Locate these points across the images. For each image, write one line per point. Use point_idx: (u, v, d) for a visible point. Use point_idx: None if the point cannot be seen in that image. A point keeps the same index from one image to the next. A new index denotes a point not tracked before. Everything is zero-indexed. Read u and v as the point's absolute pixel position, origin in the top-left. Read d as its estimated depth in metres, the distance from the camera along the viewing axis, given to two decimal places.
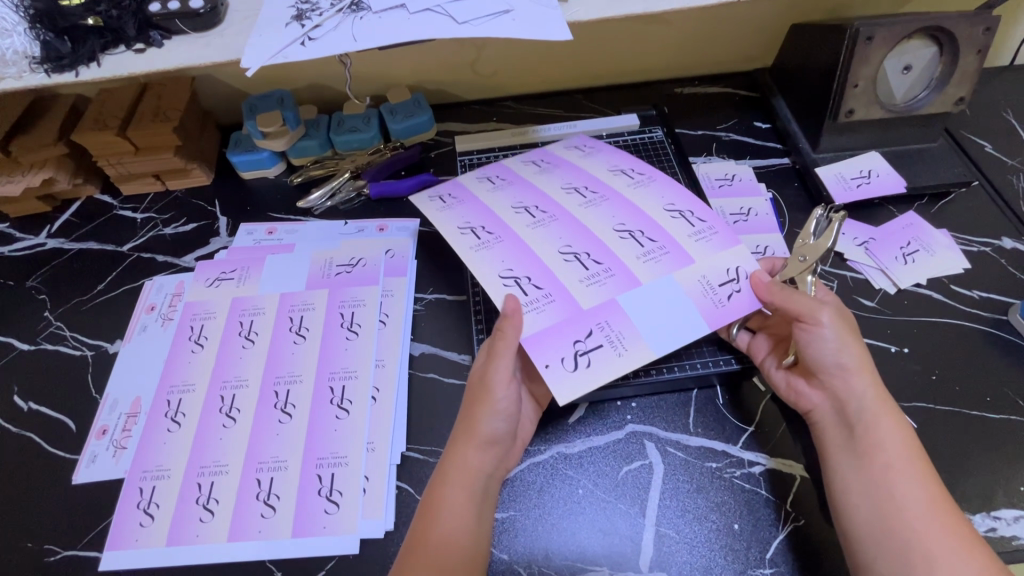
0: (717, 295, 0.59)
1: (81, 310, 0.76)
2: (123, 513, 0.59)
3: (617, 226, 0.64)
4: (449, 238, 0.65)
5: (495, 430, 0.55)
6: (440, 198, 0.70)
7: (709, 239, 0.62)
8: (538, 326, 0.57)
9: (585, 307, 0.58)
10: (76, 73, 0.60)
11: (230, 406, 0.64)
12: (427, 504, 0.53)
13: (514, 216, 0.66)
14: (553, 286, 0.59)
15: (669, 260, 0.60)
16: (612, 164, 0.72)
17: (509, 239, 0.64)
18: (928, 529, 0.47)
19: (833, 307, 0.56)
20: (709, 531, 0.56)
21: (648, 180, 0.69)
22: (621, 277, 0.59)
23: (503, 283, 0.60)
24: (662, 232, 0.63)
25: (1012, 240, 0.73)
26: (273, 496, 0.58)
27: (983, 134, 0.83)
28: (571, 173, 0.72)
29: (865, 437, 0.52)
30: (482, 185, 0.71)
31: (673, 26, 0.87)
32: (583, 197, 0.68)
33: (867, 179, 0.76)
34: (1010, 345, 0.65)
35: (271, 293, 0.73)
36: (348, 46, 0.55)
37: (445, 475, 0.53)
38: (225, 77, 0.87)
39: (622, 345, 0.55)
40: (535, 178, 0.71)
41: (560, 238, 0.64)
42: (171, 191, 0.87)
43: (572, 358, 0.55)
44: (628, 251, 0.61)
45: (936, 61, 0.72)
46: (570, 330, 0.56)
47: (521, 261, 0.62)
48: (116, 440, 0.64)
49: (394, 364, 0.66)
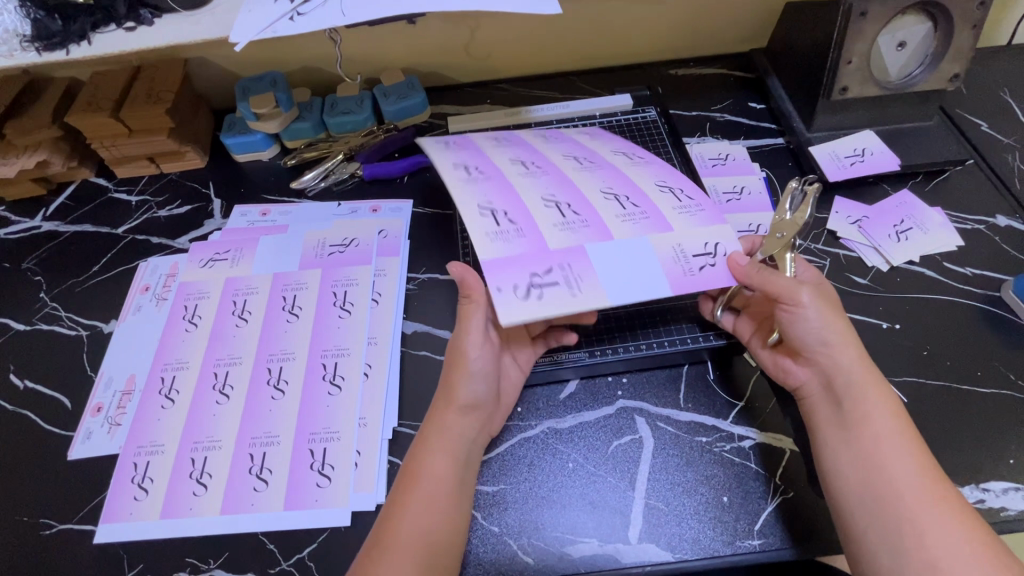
0: (689, 264, 0.58)
1: (76, 291, 0.76)
2: (118, 487, 0.59)
3: (604, 190, 0.64)
4: (440, 169, 0.65)
5: (473, 394, 0.56)
6: (442, 142, 0.71)
7: (695, 215, 0.62)
8: (501, 253, 0.56)
9: (553, 247, 0.57)
10: (66, 51, 0.60)
11: (223, 383, 0.65)
12: (408, 471, 0.53)
13: (509, 167, 0.66)
14: (526, 223, 0.59)
15: (648, 224, 0.60)
16: (615, 146, 0.73)
17: (496, 181, 0.63)
18: (917, 498, 0.47)
19: (813, 286, 0.55)
20: (698, 504, 0.56)
21: (646, 161, 0.69)
22: (595, 229, 0.59)
23: (479, 212, 0.59)
24: (648, 201, 0.63)
25: (1006, 217, 0.73)
26: (265, 470, 0.59)
27: (979, 113, 0.83)
28: (574, 146, 0.72)
29: (853, 409, 0.52)
30: (486, 141, 0.72)
31: (668, 6, 0.86)
32: (580, 163, 0.68)
33: (861, 157, 0.76)
34: (1002, 322, 0.65)
35: (263, 273, 0.73)
36: (337, 21, 0.55)
37: (428, 441, 0.54)
38: (218, 59, 0.87)
39: (578, 287, 0.54)
40: (538, 145, 0.71)
41: (547, 188, 0.63)
42: (166, 174, 0.87)
43: (526, 287, 0.53)
44: (610, 211, 0.61)
45: (931, 37, 0.71)
46: (531, 263, 0.55)
47: (502, 198, 0.61)
48: (111, 417, 0.65)
49: (387, 342, 0.67)
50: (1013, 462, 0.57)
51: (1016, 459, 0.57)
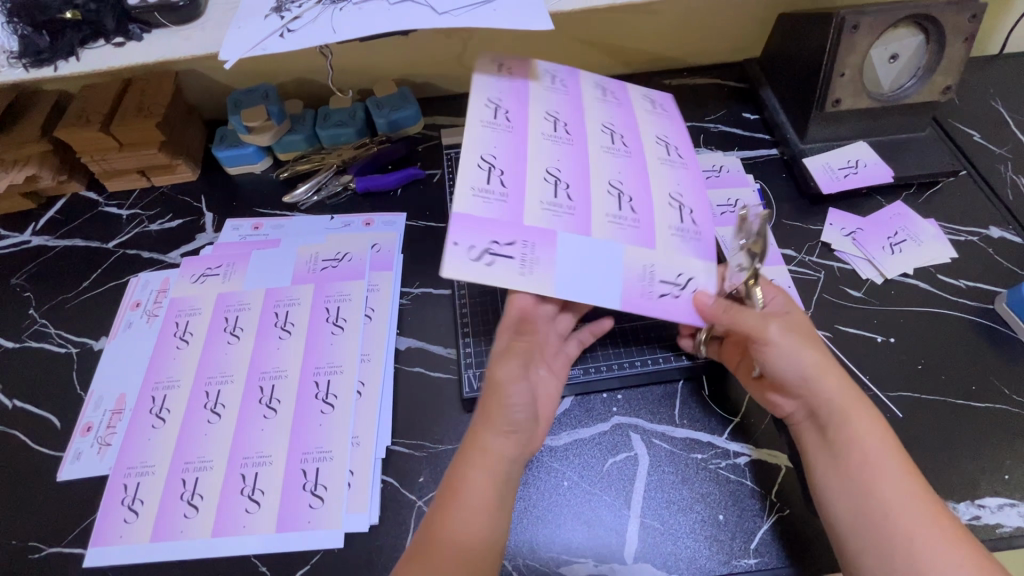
0: (651, 288, 0.56)
1: (65, 308, 0.76)
2: (108, 510, 0.59)
3: (613, 182, 0.61)
4: (469, 97, 0.61)
5: (514, 418, 0.53)
6: (501, 69, 0.64)
7: (686, 242, 0.60)
8: (475, 210, 0.54)
9: (526, 222, 0.55)
10: (54, 68, 0.59)
11: (214, 402, 0.64)
12: (447, 486, 0.50)
13: (538, 119, 0.62)
14: (516, 189, 0.57)
15: (633, 234, 0.58)
16: (661, 131, 0.67)
17: (518, 134, 0.60)
18: (913, 523, 0.47)
19: (782, 320, 0.55)
20: (694, 522, 0.56)
21: (681, 165, 0.65)
22: (578, 220, 0.57)
23: (478, 163, 0.57)
24: (648, 211, 0.60)
25: (999, 229, 0.73)
26: (257, 491, 0.58)
27: (972, 124, 0.83)
28: (622, 117, 0.66)
29: (840, 433, 0.51)
30: (544, 81, 0.65)
31: (661, 17, 0.86)
32: (612, 142, 0.64)
33: (855, 169, 0.76)
34: (996, 335, 0.65)
35: (255, 289, 0.72)
36: (327, 38, 0.54)
37: (468, 454, 0.51)
38: (209, 71, 0.86)
39: (531, 267, 0.54)
40: (590, 102, 0.66)
41: (559, 159, 0.60)
42: (157, 187, 0.86)
43: (481, 250, 0.53)
44: (604, 207, 0.59)
45: (923, 50, 0.71)
46: (498, 229, 0.54)
47: (509, 154, 0.59)
48: (101, 437, 0.64)
49: (380, 359, 0.66)
50: (1008, 477, 0.57)
51: (1011, 474, 0.57)
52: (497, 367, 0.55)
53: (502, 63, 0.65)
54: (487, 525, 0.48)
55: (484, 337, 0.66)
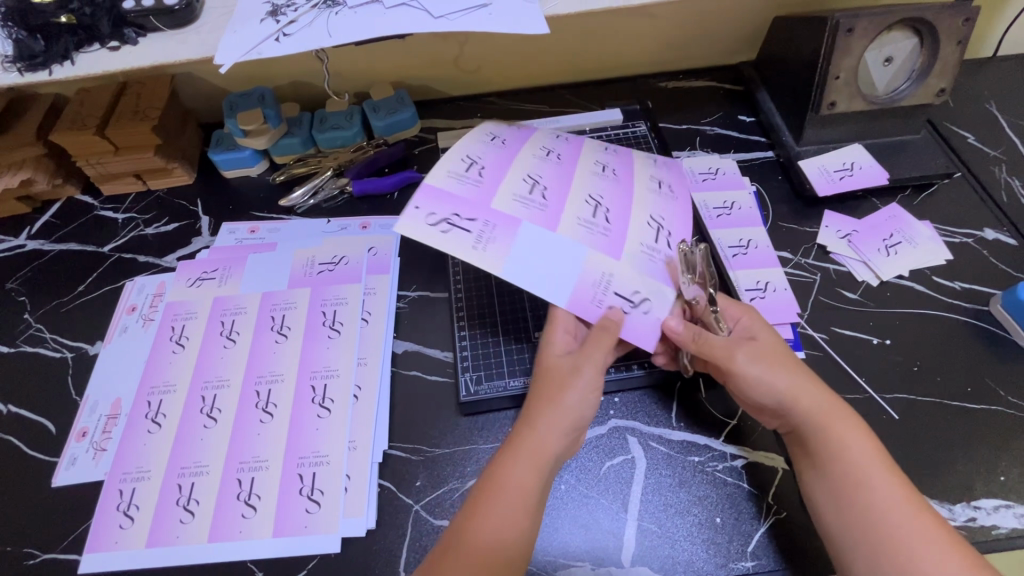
0: (603, 296, 0.56)
1: (60, 312, 0.75)
2: (103, 516, 0.58)
3: (591, 197, 0.62)
4: (472, 127, 0.64)
5: (581, 417, 0.53)
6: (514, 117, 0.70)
7: (653, 261, 0.59)
8: (445, 187, 0.56)
9: (493, 205, 0.57)
10: (48, 72, 0.59)
11: (210, 407, 0.64)
12: (487, 480, 0.49)
13: (535, 144, 0.65)
14: (490, 182, 0.58)
15: (600, 241, 0.58)
16: (659, 168, 0.68)
17: (510, 150, 0.63)
18: (910, 533, 0.46)
19: (752, 346, 0.55)
20: (691, 525, 0.56)
21: (670, 198, 0.65)
22: (546, 217, 0.58)
23: (461, 157, 0.59)
24: (622, 225, 0.60)
25: (994, 231, 0.74)
26: (254, 496, 0.58)
27: (966, 126, 0.84)
28: (623, 156, 0.68)
29: (822, 446, 0.51)
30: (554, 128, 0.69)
31: (657, 20, 0.86)
32: (603, 170, 0.65)
33: (850, 171, 0.76)
34: (991, 336, 0.65)
35: (252, 293, 0.72)
36: (322, 43, 0.54)
37: (516, 448, 0.50)
38: (205, 75, 0.86)
39: (486, 243, 0.54)
40: (592, 144, 0.68)
41: (541, 171, 0.62)
42: (153, 191, 0.86)
43: (441, 218, 0.54)
44: (575, 211, 0.59)
45: (917, 53, 0.72)
46: (463, 206, 0.55)
47: (493, 159, 0.61)
48: (96, 442, 0.64)
49: (377, 362, 0.66)
50: (1004, 478, 0.57)
51: (1007, 476, 0.57)
52: (585, 361, 0.53)
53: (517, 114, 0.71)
54: (521, 526, 0.47)
55: (481, 340, 0.66)
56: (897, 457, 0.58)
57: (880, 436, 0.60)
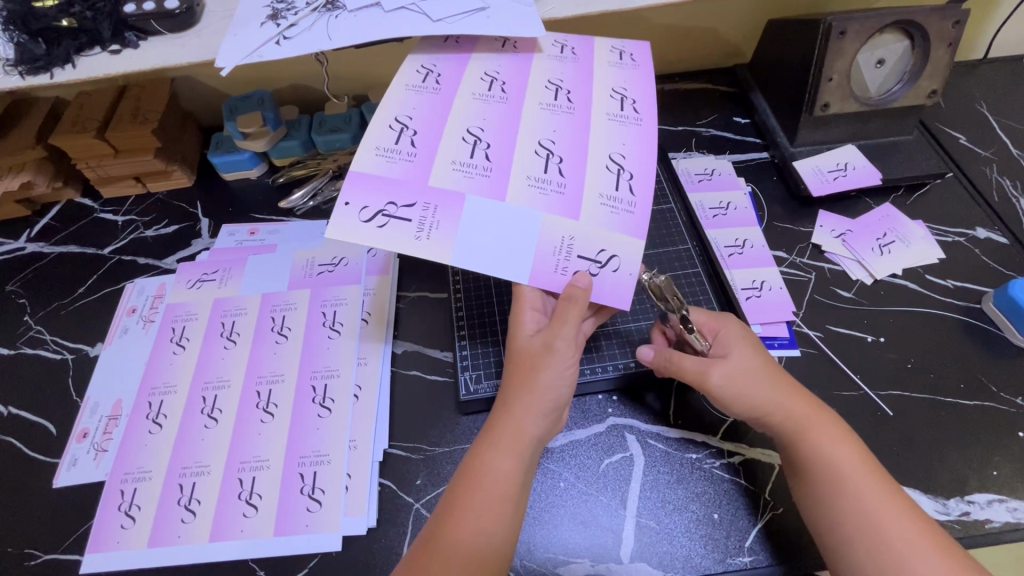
0: (566, 263, 0.52)
1: (61, 314, 0.76)
2: (104, 516, 0.59)
3: (543, 141, 0.56)
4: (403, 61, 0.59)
5: (557, 395, 0.52)
6: (449, 39, 0.61)
7: (617, 214, 0.54)
8: (376, 171, 0.51)
9: (430, 182, 0.52)
10: (50, 75, 0.59)
11: (211, 407, 0.64)
12: (467, 473, 0.49)
13: (473, 81, 0.58)
14: (425, 150, 0.53)
15: (556, 202, 0.53)
16: (620, 83, 0.60)
17: (445, 97, 0.56)
18: (903, 541, 0.46)
19: (733, 363, 0.55)
20: (689, 521, 0.56)
21: (634, 122, 0.57)
22: (492, 183, 0.53)
23: (389, 127, 0.54)
24: (579, 174, 0.55)
25: (986, 230, 0.75)
26: (255, 495, 0.58)
27: (957, 127, 0.85)
28: (576, 73, 0.60)
29: (810, 445, 0.52)
30: (494, 45, 0.61)
31: (653, 23, 0.87)
32: (555, 99, 0.58)
33: (844, 171, 0.77)
34: (983, 334, 0.66)
35: (252, 294, 0.73)
36: (322, 45, 0.55)
37: (494, 436, 0.50)
38: (205, 78, 0.87)
39: (429, 230, 0.50)
40: (540, 60, 0.60)
41: (484, 120, 0.56)
42: (153, 193, 0.87)
43: (375, 211, 0.50)
44: (527, 167, 0.54)
45: (909, 55, 0.73)
46: (397, 189, 0.51)
47: (426, 116, 0.55)
48: (97, 443, 0.64)
49: (376, 363, 0.67)
50: (996, 473, 0.58)
51: (999, 471, 0.58)
52: (557, 334, 0.52)
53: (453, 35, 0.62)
54: (508, 524, 0.48)
55: (480, 339, 0.67)
56: (892, 453, 0.59)
57: (875, 432, 0.60)
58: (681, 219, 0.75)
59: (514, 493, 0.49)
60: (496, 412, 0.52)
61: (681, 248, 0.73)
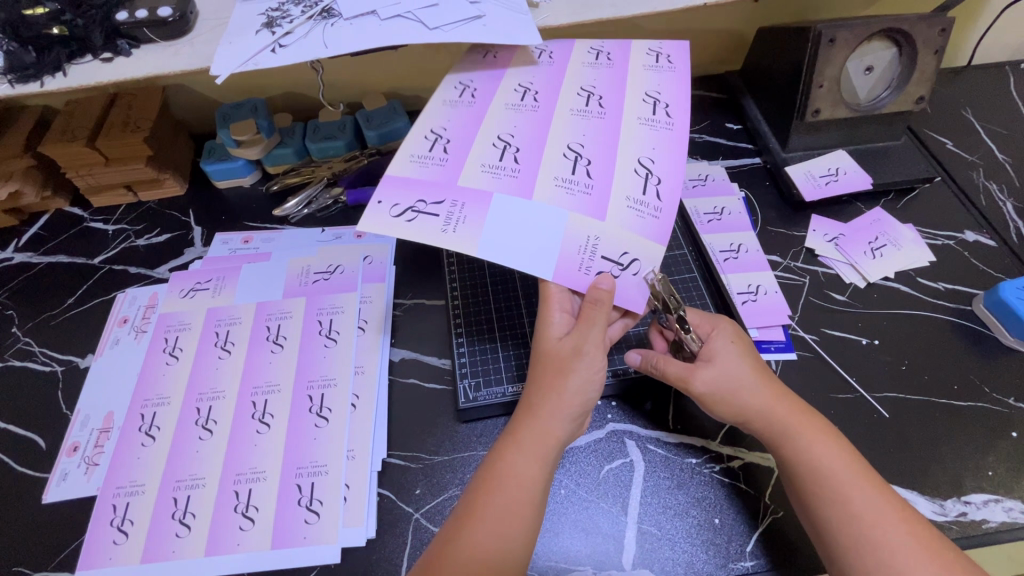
0: (590, 263, 0.52)
1: (50, 325, 0.74)
2: (96, 532, 0.57)
3: (573, 145, 0.57)
4: (442, 80, 0.61)
5: (586, 400, 0.52)
6: (487, 55, 0.63)
7: (643, 217, 0.54)
8: (409, 173, 0.54)
9: (459, 182, 0.54)
10: (40, 83, 0.58)
11: (206, 419, 0.63)
12: (489, 478, 0.49)
13: (507, 92, 0.60)
14: (457, 155, 0.55)
15: (583, 202, 0.54)
16: (653, 86, 0.60)
17: (478, 111, 0.58)
18: (899, 541, 0.46)
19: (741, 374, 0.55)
20: (690, 526, 0.56)
21: (665, 126, 0.57)
22: (521, 182, 0.54)
23: (425, 136, 0.57)
24: (607, 175, 0.55)
25: (974, 233, 0.76)
26: (251, 508, 0.57)
27: (944, 132, 0.87)
28: (611, 78, 0.61)
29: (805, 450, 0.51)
30: (531, 57, 0.63)
31: (645, 31, 0.88)
32: (586, 105, 0.59)
33: (835, 176, 0.78)
34: (975, 335, 0.67)
35: (246, 303, 0.72)
36: (319, 53, 0.55)
37: (518, 437, 0.50)
38: (198, 85, 0.86)
39: (457, 225, 0.51)
40: (575, 67, 0.62)
41: (515, 127, 0.57)
42: (144, 202, 0.86)
43: (404, 208, 0.52)
44: (554, 170, 0.55)
45: (896, 62, 0.74)
46: (428, 190, 0.53)
47: (460, 128, 0.57)
48: (88, 457, 0.63)
49: (374, 371, 0.66)
50: (991, 473, 0.58)
51: (995, 471, 0.58)
52: (586, 339, 0.51)
53: (490, 50, 0.64)
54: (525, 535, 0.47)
55: (478, 344, 0.67)
56: (889, 455, 0.60)
57: (873, 434, 0.61)
58: (676, 224, 0.76)
59: (538, 494, 0.49)
60: (519, 415, 0.52)
61: (678, 253, 0.73)
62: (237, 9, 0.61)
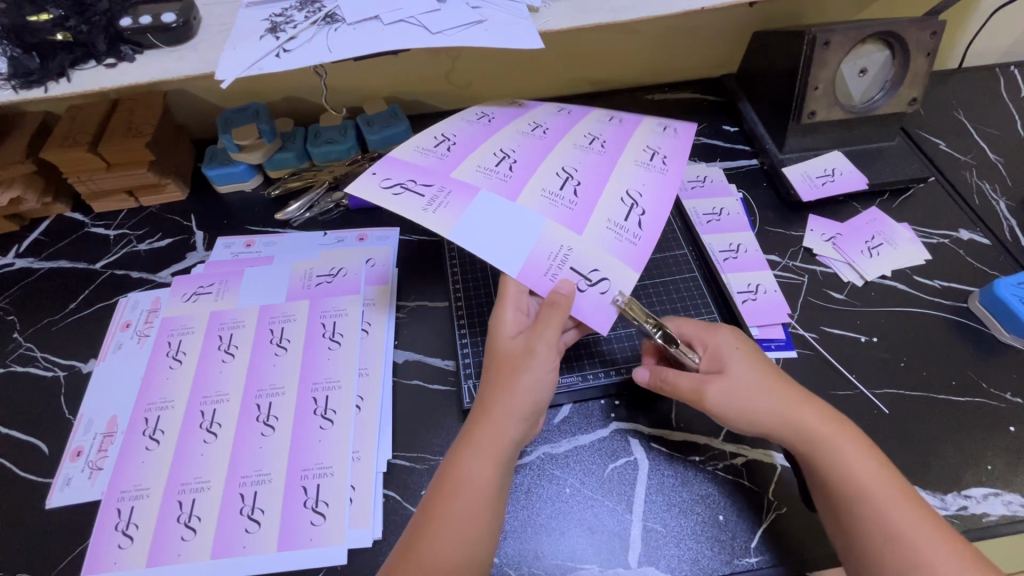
0: (556, 271, 0.53)
1: (51, 331, 0.74)
2: (101, 536, 0.57)
3: (568, 167, 0.58)
4: (466, 109, 0.64)
5: (539, 401, 0.51)
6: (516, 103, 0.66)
7: (620, 240, 0.55)
8: (409, 159, 0.56)
9: (453, 174, 0.55)
10: (44, 89, 0.58)
11: (210, 421, 0.63)
12: (446, 484, 0.48)
13: (522, 124, 0.62)
14: (457, 153, 0.57)
15: (563, 214, 0.55)
16: (655, 143, 0.62)
17: (491, 132, 0.60)
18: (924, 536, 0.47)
19: (746, 379, 0.55)
20: (695, 524, 0.57)
21: (659, 171, 0.59)
22: (509, 186, 0.55)
23: (434, 138, 0.58)
24: (593, 198, 0.56)
25: (969, 231, 0.77)
26: (257, 510, 0.57)
27: (937, 133, 0.88)
28: (617, 133, 0.62)
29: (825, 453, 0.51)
30: (551, 109, 0.65)
31: (643, 35, 0.89)
32: (589, 143, 0.60)
33: (831, 177, 0.79)
34: (972, 332, 0.68)
35: (250, 305, 0.72)
36: (323, 58, 0.55)
37: (473, 441, 0.49)
38: (199, 91, 0.87)
39: (438, 206, 0.52)
40: (590, 118, 0.64)
41: (518, 147, 0.59)
42: (145, 207, 0.86)
43: (394, 183, 0.53)
44: (544, 182, 0.56)
45: (889, 65, 0.75)
46: (421, 173, 0.54)
47: (469, 138, 0.59)
48: (92, 461, 0.62)
49: (379, 373, 0.66)
50: (991, 467, 0.59)
51: (994, 465, 0.59)
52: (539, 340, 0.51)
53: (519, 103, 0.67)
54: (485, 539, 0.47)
55: (483, 343, 0.67)
56: (891, 451, 0.60)
57: (874, 431, 0.62)
58: (676, 224, 0.77)
59: (495, 497, 0.48)
60: (473, 416, 0.51)
61: (678, 252, 0.74)
62: (240, 14, 0.61)
